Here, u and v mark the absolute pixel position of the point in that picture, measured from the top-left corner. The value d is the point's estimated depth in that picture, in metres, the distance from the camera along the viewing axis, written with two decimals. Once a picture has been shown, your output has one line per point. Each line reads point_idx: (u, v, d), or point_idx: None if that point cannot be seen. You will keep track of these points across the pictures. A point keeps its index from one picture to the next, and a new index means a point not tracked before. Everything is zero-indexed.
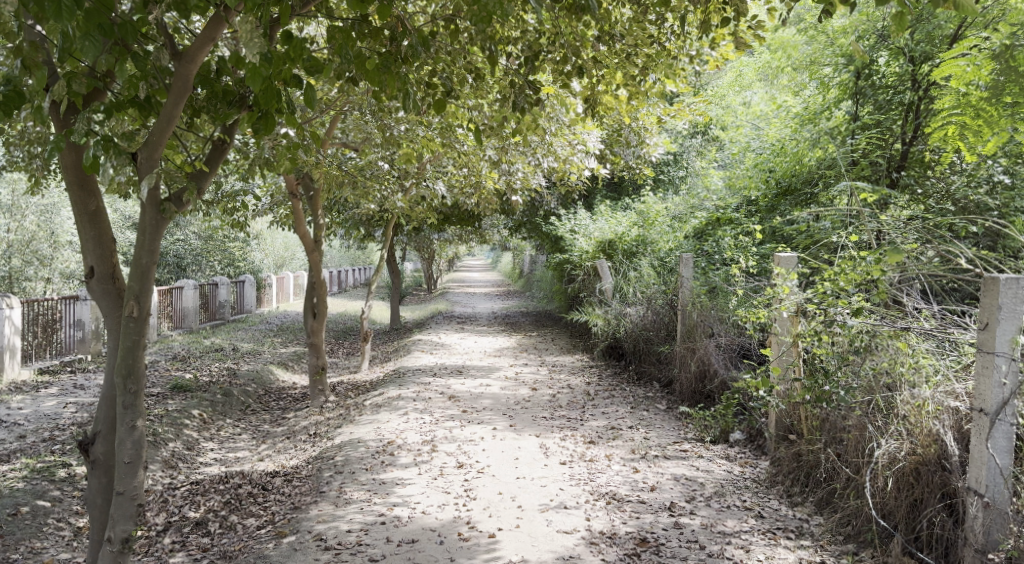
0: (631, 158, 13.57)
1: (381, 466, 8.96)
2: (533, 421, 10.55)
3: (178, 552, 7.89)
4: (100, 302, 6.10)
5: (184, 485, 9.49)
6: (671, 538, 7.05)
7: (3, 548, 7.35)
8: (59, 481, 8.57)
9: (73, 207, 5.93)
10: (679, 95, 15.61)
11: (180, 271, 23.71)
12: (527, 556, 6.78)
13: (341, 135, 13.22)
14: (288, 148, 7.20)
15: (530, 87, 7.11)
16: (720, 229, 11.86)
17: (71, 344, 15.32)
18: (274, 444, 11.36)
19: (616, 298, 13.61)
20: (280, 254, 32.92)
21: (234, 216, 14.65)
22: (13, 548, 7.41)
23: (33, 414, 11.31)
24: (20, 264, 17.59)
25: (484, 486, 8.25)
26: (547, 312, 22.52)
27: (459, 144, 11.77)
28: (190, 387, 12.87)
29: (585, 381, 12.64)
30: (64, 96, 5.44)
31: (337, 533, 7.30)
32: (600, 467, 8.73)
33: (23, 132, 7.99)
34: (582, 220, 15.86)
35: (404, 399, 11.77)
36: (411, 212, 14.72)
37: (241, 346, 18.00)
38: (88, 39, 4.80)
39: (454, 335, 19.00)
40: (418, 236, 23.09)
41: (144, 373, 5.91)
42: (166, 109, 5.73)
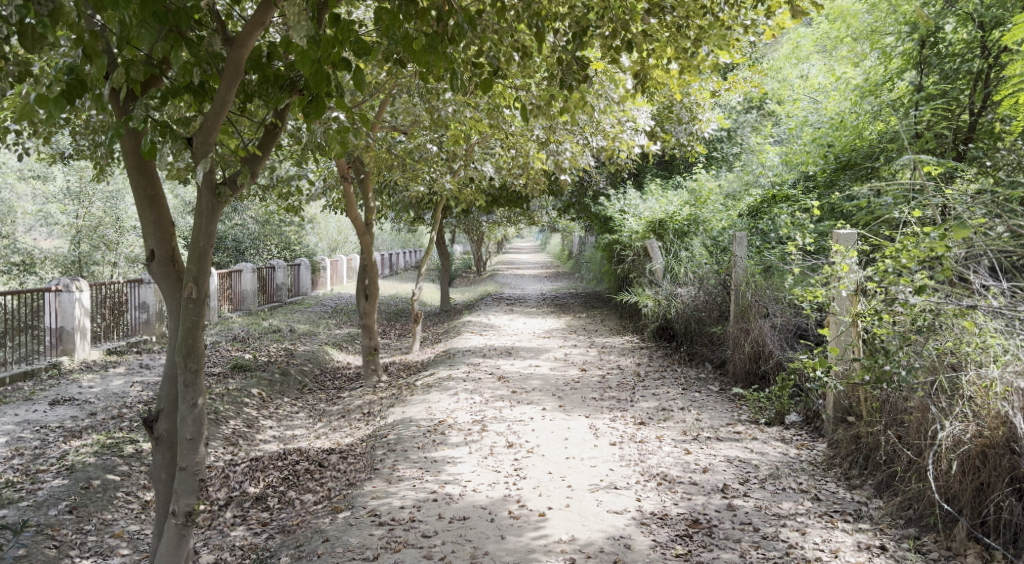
0: (682, 135, 13.33)
1: (432, 444, 9.02)
2: (582, 402, 10.51)
3: (239, 526, 8.07)
4: (161, 284, 6.21)
5: (244, 462, 9.70)
6: (724, 519, 6.96)
7: (76, 519, 7.61)
8: (127, 456, 8.84)
9: (132, 191, 6.02)
10: (733, 68, 15.33)
11: (239, 255, 24.21)
12: (576, 535, 6.77)
13: (390, 118, 13.23)
14: (338, 132, 7.25)
15: (577, 63, 7.04)
16: (777, 206, 11.59)
17: (137, 326, 15.75)
18: (330, 422, 11.53)
19: (667, 279, 13.42)
20: (331, 238, 33.32)
21: (289, 200, 14.86)
22: (86, 520, 7.65)
23: (102, 393, 11.70)
24: (88, 249, 18.17)
25: (533, 466, 8.25)
26: (597, 293, 22.35)
27: (507, 124, 11.75)
28: (250, 367, 13.17)
29: (635, 362, 12.54)
30: (123, 84, 5.52)
31: (390, 509, 7.39)
32: (650, 448, 8.65)
33: (87, 121, 8.22)
34: (633, 200, 15.67)
35: (454, 380, 11.85)
36: (460, 193, 14.75)
37: (296, 328, 18.30)
38: (144, 27, 4.90)
39: (504, 316, 19.03)
40: (468, 218, 23.17)
41: (204, 353, 6.01)
42: (219, 94, 5.77)
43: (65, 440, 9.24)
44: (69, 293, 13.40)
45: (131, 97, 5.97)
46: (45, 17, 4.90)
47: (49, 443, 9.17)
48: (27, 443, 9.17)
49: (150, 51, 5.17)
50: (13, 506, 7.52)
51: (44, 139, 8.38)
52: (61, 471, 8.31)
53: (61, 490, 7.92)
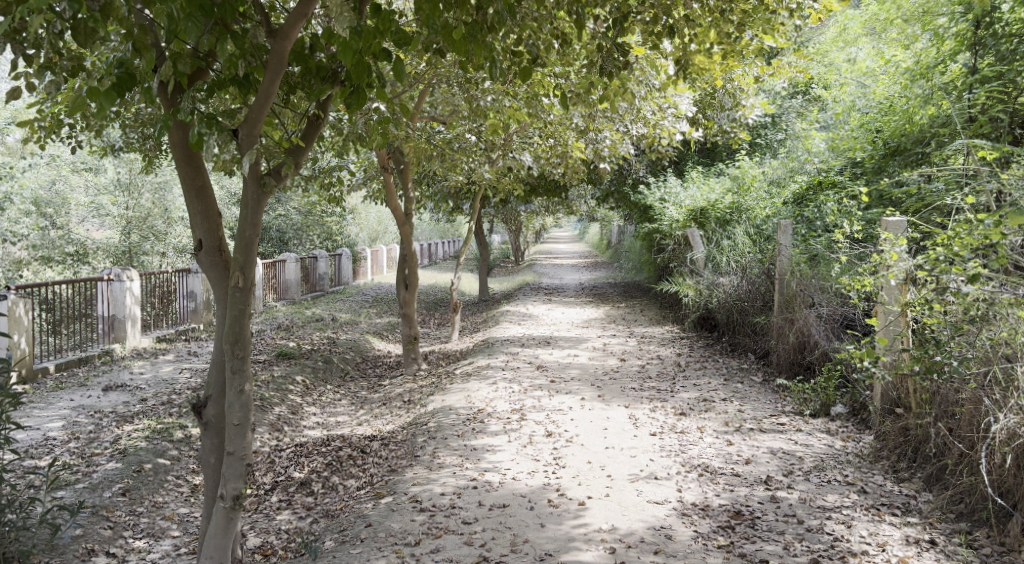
0: (724, 121, 13.12)
1: (472, 433, 9.05)
2: (621, 391, 10.45)
3: (285, 510, 8.18)
4: (208, 273, 6.29)
5: (289, 447, 9.83)
6: (768, 511, 6.87)
7: (129, 501, 7.78)
8: (177, 441, 9.03)
9: (181, 182, 6.09)
10: (778, 53, 15.06)
11: (283, 245, 24.54)
12: (617, 524, 6.73)
13: (430, 109, 13.27)
14: (378, 123, 7.28)
15: (618, 51, 6.96)
16: (823, 193, 11.39)
17: (185, 315, 16.05)
18: (372, 409, 11.64)
19: (708, 268, 13.28)
20: (372, 229, 33.52)
21: (330, 191, 14.99)
22: (138, 502, 7.83)
23: (153, 379, 11.96)
24: (138, 239, 18.58)
25: (572, 455, 8.24)
26: (637, 282, 22.21)
27: (547, 113, 11.70)
28: (293, 354, 13.35)
29: (675, 352, 12.43)
30: (170, 77, 5.58)
31: (431, 496, 7.43)
32: (692, 439, 8.56)
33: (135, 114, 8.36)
34: (673, 188, 15.52)
35: (493, 369, 11.89)
36: (499, 182, 14.74)
37: (338, 316, 18.51)
38: (189, 19, 4.96)
39: (542, 306, 19.05)
40: (506, 208, 23.16)
41: (250, 340, 6.07)
42: (262, 85, 5.80)
43: (118, 425, 9.45)
44: (120, 282, 13.68)
45: (179, 89, 6.02)
46: (94, 11, 4.99)
47: (103, 427, 9.39)
48: (82, 427, 9.39)
49: (196, 44, 5.23)
50: (69, 487, 7.70)
51: (96, 130, 8.56)
52: (114, 455, 8.51)
53: (115, 473, 8.10)
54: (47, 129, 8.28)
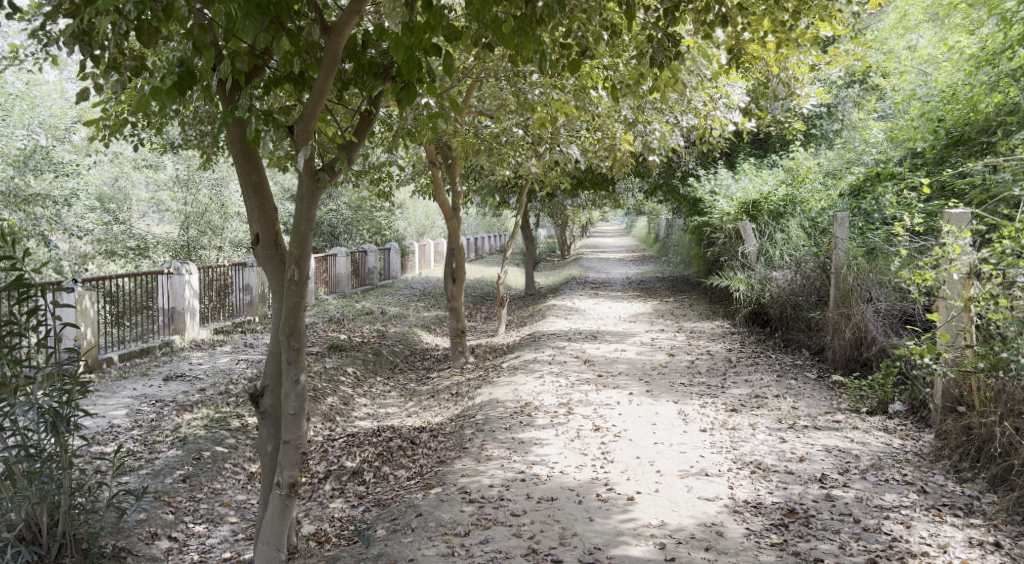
0: (778, 112, 12.89)
1: (519, 426, 9.07)
2: (670, 387, 10.36)
3: (337, 498, 8.30)
4: (265, 266, 6.40)
5: (342, 437, 9.96)
6: (822, 509, 6.76)
7: (189, 488, 7.96)
8: (234, 430, 9.24)
9: (239, 178, 6.20)
10: (834, 41, 14.74)
11: (334, 240, 24.88)
12: (666, 520, 6.68)
13: (477, 103, 13.29)
14: (428, 118, 7.30)
15: (669, 40, 6.87)
16: (881, 185, 11.13)
17: (241, 308, 16.39)
18: (421, 401, 11.73)
19: (760, 262, 13.05)
20: (421, 223, 33.77)
21: (380, 186, 15.13)
22: (198, 489, 8.03)
23: (210, 369, 12.25)
24: (196, 234, 19.02)
25: (621, 450, 8.19)
26: (685, 276, 21.98)
27: (595, 106, 11.60)
28: (345, 347, 13.55)
29: (726, 348, 12.25)
30: (228, 75, 5.68)
31: (480, 487, 7.46)
32: (743, 435, 8.45)
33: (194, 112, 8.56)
34: (724, 180, 15.32)
35: (540, 362, 11.89)
36: (546, 176, 14.72)
37: (388, 310, 18.70)
38: (248, 18, 5.08)
39: (589, 300, 18.99)
40: (553, 201, 23.10)
41: (305, 332, 6.16)
42: (317, 83, 5.87)
43: (178, 413, 9.69)
44: (179, 275, 14.00)
45: (237, 87, 6.14)
46: (159, 12, 5.14)
47: (164, 416, 9.63)
48: (144, 415, 9.65)
49: (254, 42, 5.33)
50: (133, 473, 7.90)
51: (156, 128, 8.76)
52: (175, 442, 8.72)
53: (176, 460, 8.29)
54: (113, 129, 8.53)
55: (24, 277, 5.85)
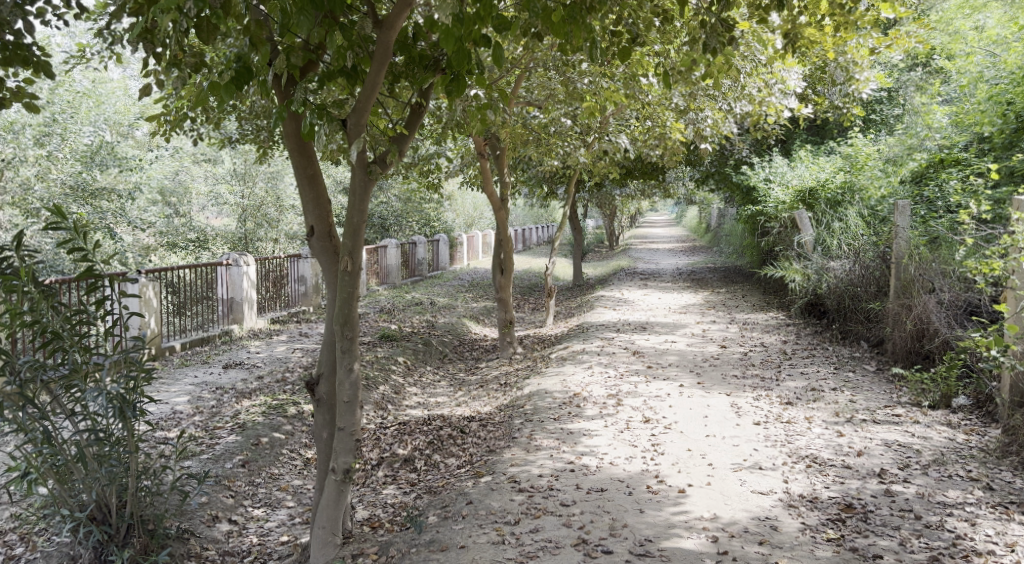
0: (836, 97, 12.58)
1: (568, 416, 9.04)
2: (723, 379, 10.20)
3: (390, 484, 8.38)
4: (319, 257, 6.45)
5: (393, 425, 10.05)
6: (881, 505, 6.59)
7: (248, 472, 8.13)
8: (291, 416, 9.40)
9: (294, 171, 6.26)
10: (896, 23, 14.30)
11: (385, 232, 25.15)
12: (719, 513, 6.59)
13: (526, 93, 13.25)
14: (478, 109, 7.28)
15: (723, 25, 6.73)
16: (945, 171, 10.79)
17: (296, 298, 16.65)
18: (470, 391, 11.78)
19: (817, 252, 12.76)
20: (469, 215, 33.90)
21: (429, 177, 15.21)
22: (256, 473, 8.18)
23: (267, 357, 12.48)
24: (254, 226, 19.47)
25: (671, 442, 8.10)
26: (738, 266, 21.66)
27: (645, 94, 11.46)
28: (395, 337, 13.68)
29: (781, 340, 12.01)
30: (283, 70, 5.75)
31: (529, 477, 7.46)
32: (799, 429, 8.28)
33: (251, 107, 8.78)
34: (780, 168, 15.05)
35: (589, 353, 11.83)
36: (594, 166, 14.62)
37: (437, 300, 18.81)
38: (302, 13, 5.15)
39: (638, 291, 18.84)
40: (601, 191, 22.94)
41: (358, 322, 6.20)
42: (369, 77, 5.88)
43: (237, 400, 9.88)
44: (237, 266, 14.27)
45: (292, 82, 6.20)
46: (217, 8, 5.24)
47: (224, 403, 9.83)
48: (205, 402, 9.88)
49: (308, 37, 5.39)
50: (195, 457, 8.08)
51: (215, 122, 8.92)
52: (234, 428, 8.89)
53: (235, 445, 8.45)
54: (173, 124, 8.81)
55: (94, 267, 5.99)
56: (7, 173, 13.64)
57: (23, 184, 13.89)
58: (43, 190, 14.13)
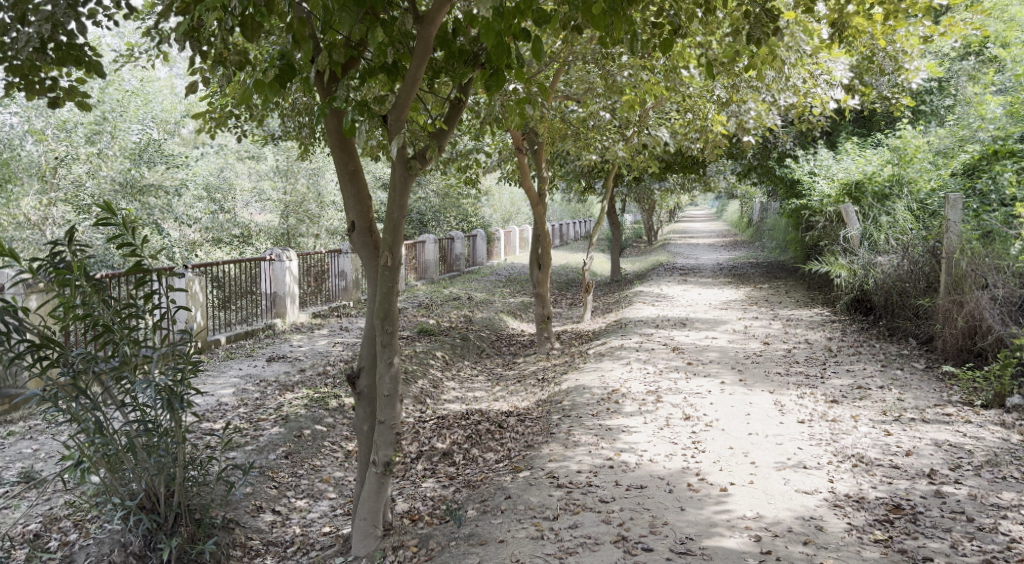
0: (884, 88, 12.27)
1: (607, 412, 8.96)
2: (766, 376, 10.04)
3: (429, 478, 8.39)
4: (360, 252, 6.47)
5: (432, 419, 10.07)
6: (931, 506, 6.42)
7: (291, 464, 8.20)
8: (332, 409, 9.47)
9: (335, 167, 6.28)
10: (947, 11, 13.91)
11: (423, 227, 25.26)
12: (762, 512, 6.47)
13: (564, 87, 13.17)
14: (517, 103, 7.23)
15: (768, 16, 6.58)
16: (999, 163, 10.47)
17: (337, 293, 16.79)
18: (507, 386, 11.76)
19: (864, 247, 12.48)
20: (506, 210, 33.89)
21: (467, 173, 15.20)
22: (298, 465, 8.25)
23: (309, 351, 12.60)
24: (296, 222, 19.80)
25: (713, 440, 7.99)
26: (780, 262, 21.32)
27: (685, 86, 11.31)
28: (434, 331, 13.72)
29: (826, 336, 11.77)
30: (325, 67, 5.76)
31: (568, 473, 7.41)
32: (844, 428, 8.11)
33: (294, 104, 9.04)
34: (825, 161, 14.76)
35: (627, 349, 11.74)
36: (634, 160, 14.49)
37: (475, 295, 18.84)
38: (344, 10, 5.15)
39: (677, 286, 18.66)
40: (639, 186, 22.74)
41: (398, 316, 6.21)
42: (409, 73, 5.87)
43: (281, 393, 9.99)
44: (280, 262, 14.41)
45: (334, 79, 6.22)
46: (261, 6, 5.28)
47: (267, 395, 9.95)
48: (249, 394, 10.01)
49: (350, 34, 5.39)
50: (239, 449, 8.18)
51: (258, 120, 9.01)
52: (277, 420, 8.98)
53: (279, 437, 8.55)
54: (218, 122, 8.96)
55: (142, 261, 6.08)
56: (59, 170, 14.31)
57: (74, 181, 14.33)
58: (94, 187, 14.38)
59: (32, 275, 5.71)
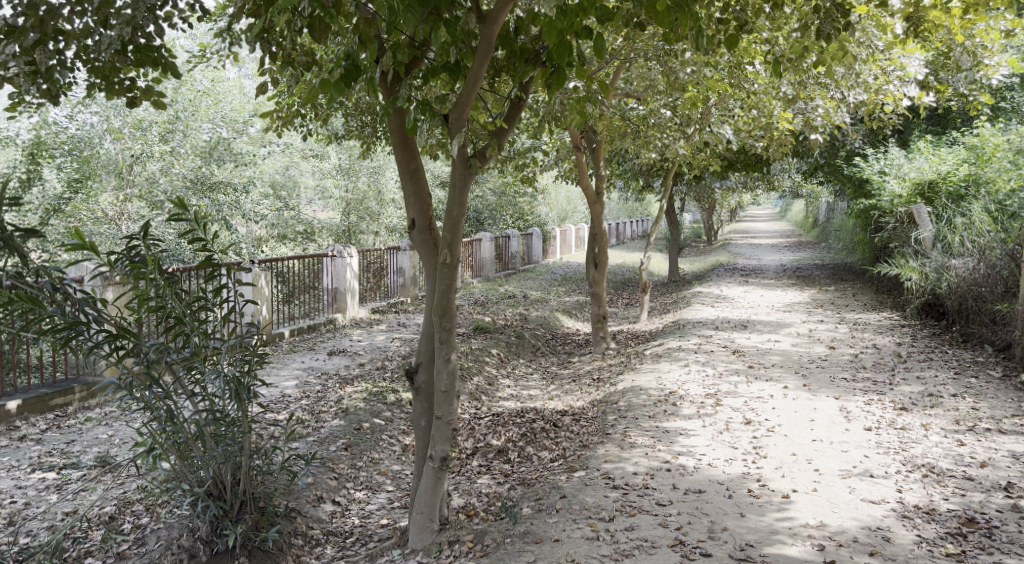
0: (961, 84, 11.81)
1: (664, 415, 8.82)
2: (831, 382, 9.76)
3: (485, 474, 8.38)
4: (419, 250, 6.48)
5: (488, 416, 10.07)
6: (1008, 522, 6.17)
7: (351, 456, 8.29)
8: (390, 404, 9.55)
9: (397, 165, 6.31)
10: None
11: (479, 226, 25.37)
12: (826, 521, 6.28)
13: (625, 85, 13.03)
14: (578, 102, 7.17)
15: (839, 11, 6.38)
16: None
17: (395, 289, 16.94)
18: (562, 385, 11.70)
19: (936, 249, 12.05)
20: (562, 209, 33.74)
21: (525, 171, 15.17)
22: (358, 457, 8.33)
23: (368, 346, 12.73)
24: (356, 219, 20.02)
25: (775, 446, 7.79)
26: (846, 264, 20.77)
27: (750, 83, 11.06)
28: (489, 329, 13.75)
29: (895, 341, 11.38)
30: (389, 67, 5.79)
31: (624, 474, 7.32)
32: (914, 436, 7.83)
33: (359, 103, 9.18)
34: (896, 160, 14.31)
35: (685, 351, 11.57)
36: (695, 158, 14.28)
37: (530, 294, 18.80)
38: (409, 11, 5.16)
39: (737, 287, 18.32)
40: (699, 185, 22.42)
41: (456, 313, 6.20)
42: (471, 72, 5.85)
43: (341, 386, 10.12)
44: (342, 258, 14.62)
45: (397, 78, 6.25)
46: (329, 7, 5.34)
47: (328, 388, 10.08)
48: (311, 387, 10.16)
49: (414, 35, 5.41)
50: (301, 440, 8.32)
51: (323, 119, 9.13)
52: (338, 413, 9.10)
53: (339, 430, 8.66)
54: (284, 120, 9.12)
55: (212, 256, 6.19)
56: (135, 168, 14.70)
57: (148, 178, 14.77)
58: (167, 184, 14.72)
59: (110, 268, 5.85)
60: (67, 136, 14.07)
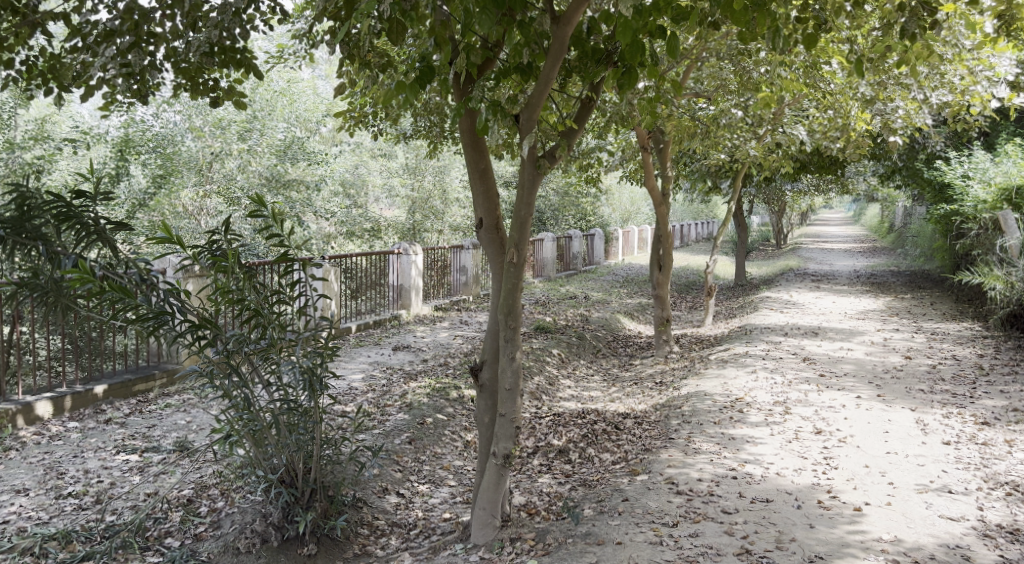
0: None
1: (730, 421, 8.67)
2: (907, 393, 9.45)
3: (546, 473, 8.37)
4: (486, 249, 6.50)
5: (549, 416, 10.06)
6: None
7: (415, 449, 8.39)
8: (452, 400, 9.61)
9: (467, 165, 6.33)
10: None
11: (542, 225, 25.37)
12: (901, 536, 6.08)
13: (695, 85, 12.85)
14: (650, 102, 7.08)
15: (924, 10, 6.15)
16: None
17: (458, 287, 17.05)
18: (624, 387, 11.61)
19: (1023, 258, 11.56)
20: (626, 209, 33.43)
21: (591, 171, 15.09)
22: (421, 452, 8.42)
23: (431, 342, 12.86)
24: (421, 217, 20.23)
25: (846, 457, 7.58)
26: (923, 271, 20.08)
27: (826, 83, 10.79)
28: (550, 329, 13.74)
29: (975, 353, 10.95)
30: (462, 68, 5.82)
31: (688, 480, 7.22)
32: (997, 453, 7.52)
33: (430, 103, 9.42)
34: (981, 163, 13.75)
35: (752, 357, 11.34)
36: (766, 159, 14.00)
37: (591, 295, 18.70)
38: (484, 13, 5.19)
39: (807, 293, 17.90)
40: (769, 187, 21.94)
41: (522, 312, 6.21)
42: (543, 72, 5.83)
43: (405, 381, 10.24)
44: (407, 255, 14.81)
45: (470, 79, 6.27)
46: (406, 10, 5.40)
47: (393, 382, 10.20)
48: (377, 381, 10.31)
49: (488, 35, 5.42)
50: (368, 432, 8.46)
51: (393, 118, 9.26)
52: (402, 407, 9.23)
53: (404, 423, 8.78)
54: (357, 119, 9.28)
55: (288, 252, 6.32)
56: (214, 164, 15.15)
57: (227, 175, 15.23)
58: (244, 180, 15.22)
59: (193, 261, 6.05)
60: (151, 133, 14.63)
